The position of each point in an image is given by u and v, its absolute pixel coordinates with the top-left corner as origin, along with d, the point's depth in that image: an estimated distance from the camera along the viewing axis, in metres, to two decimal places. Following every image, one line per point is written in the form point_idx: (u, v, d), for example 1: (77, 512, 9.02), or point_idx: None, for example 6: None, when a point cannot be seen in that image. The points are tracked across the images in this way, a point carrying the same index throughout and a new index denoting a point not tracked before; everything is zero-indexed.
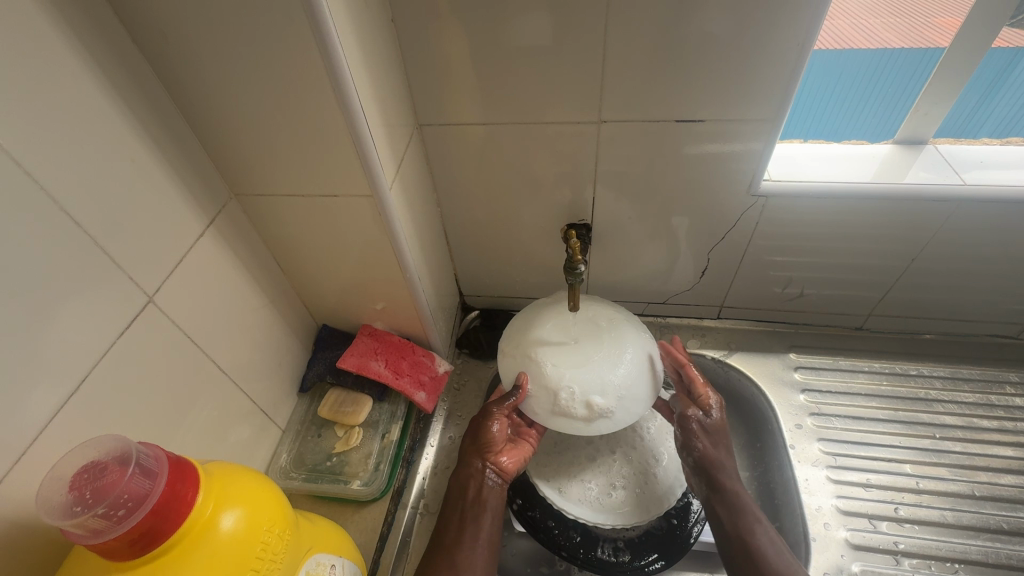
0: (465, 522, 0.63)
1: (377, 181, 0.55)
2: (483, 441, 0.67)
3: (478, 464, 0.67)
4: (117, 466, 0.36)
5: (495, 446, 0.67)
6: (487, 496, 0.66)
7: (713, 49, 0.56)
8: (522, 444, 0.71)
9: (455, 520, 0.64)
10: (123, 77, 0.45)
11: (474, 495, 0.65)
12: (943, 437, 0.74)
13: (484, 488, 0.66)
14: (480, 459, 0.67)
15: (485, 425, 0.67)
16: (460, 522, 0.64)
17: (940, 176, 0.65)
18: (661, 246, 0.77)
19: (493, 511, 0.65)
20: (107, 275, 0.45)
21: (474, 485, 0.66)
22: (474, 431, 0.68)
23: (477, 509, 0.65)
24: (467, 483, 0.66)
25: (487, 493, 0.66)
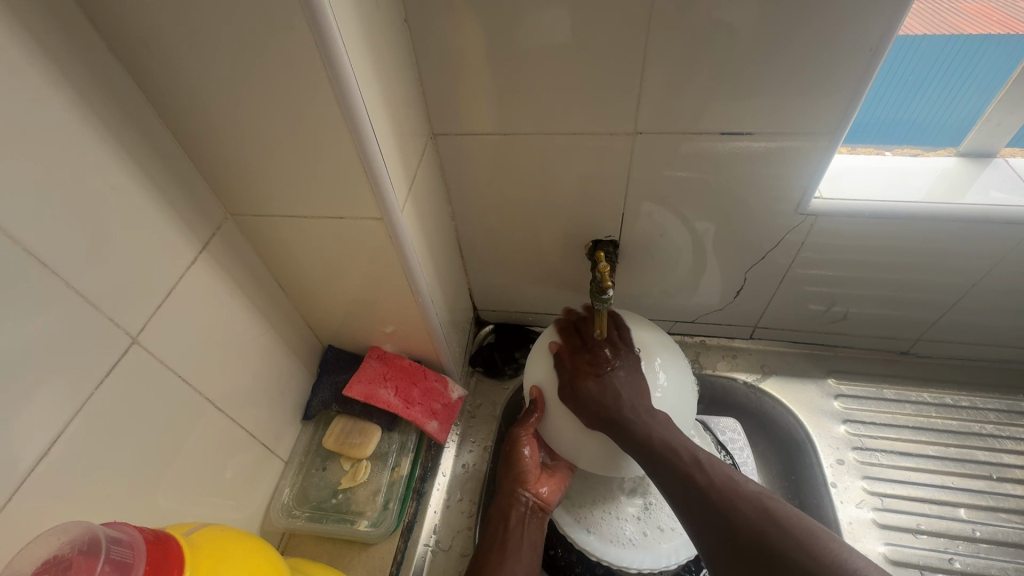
0: (505, 551, 0.60)
1: (387, 202, 0.49)
2: (519, 469, 0.64)
3: (518, 496, 0.64)
4: (84, 561, 0.31)
5: (530, 475, 0.65)
6: (527, 528, 0.63)
7: (766, 53, 0.49)
8: (560, 470, 0.67)
9: (496, 546, 0.61)
10: (98, 93, 0.39)
11: (514, 525, 0.63)
12: (1001, 478, 0.69)
13: (525, 520, 0.63)
14: (519, 491, 0.64)
15: (515, 452, 0.65)
16: (499, 549, 0.60)
17: (1015, 196, 0.58)
18: (694, 264, 0.71)
19: (531, 544, 0.62)
20: (81, 316, 0.40)
21: (515, 516, 0.63)
22: (506, 461, 0.66)
23: (517, 539, 0.62)
24: (503, 516, 0.63)
25: (527, 525, 0.63)
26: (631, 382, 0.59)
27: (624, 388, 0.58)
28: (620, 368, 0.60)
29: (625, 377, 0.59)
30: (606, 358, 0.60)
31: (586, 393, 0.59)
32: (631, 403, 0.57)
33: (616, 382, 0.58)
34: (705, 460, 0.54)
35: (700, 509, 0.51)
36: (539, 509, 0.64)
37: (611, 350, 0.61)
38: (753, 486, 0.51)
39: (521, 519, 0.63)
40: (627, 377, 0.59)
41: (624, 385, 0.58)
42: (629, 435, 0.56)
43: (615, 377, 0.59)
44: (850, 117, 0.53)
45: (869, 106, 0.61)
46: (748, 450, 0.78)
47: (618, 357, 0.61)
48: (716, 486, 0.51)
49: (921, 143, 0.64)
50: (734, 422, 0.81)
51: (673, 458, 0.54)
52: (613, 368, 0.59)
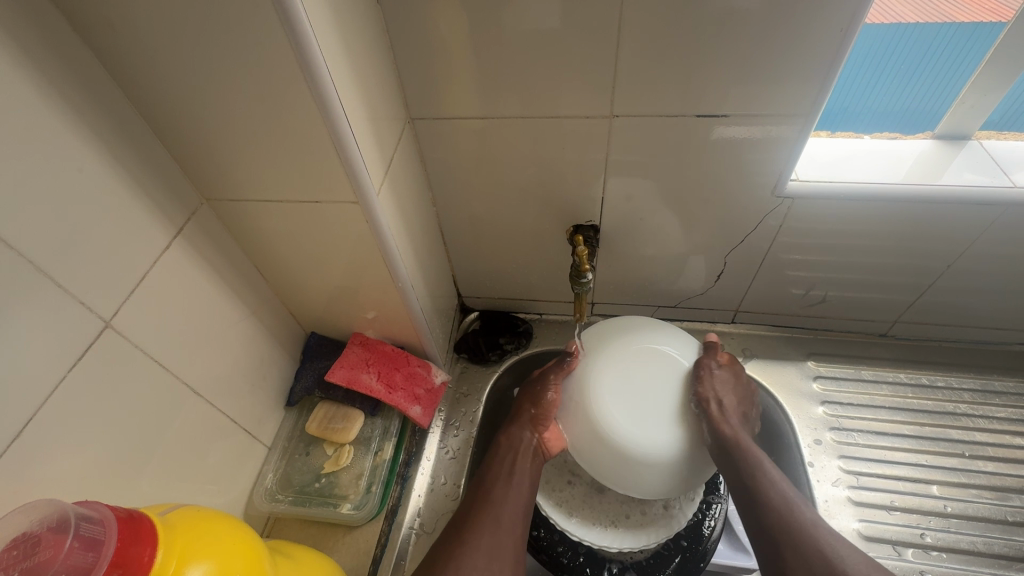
0: (499, 480, 0.63)
1: (363, 187, 0.49)
2: (540, 411, 0.67)
3: (525, 436, 0.67)
4: (54, 537, 0.31)
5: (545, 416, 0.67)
6: (534, 465, 0.66)
7: (740, 36, 0.49)
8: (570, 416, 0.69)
9: (503, 480, 0.63)
10: (65, 74, 0.39)
11: (523, 462, 0.65)
12: (973, 456, 0.71)
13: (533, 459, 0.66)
14: (532, 430, 0.67)
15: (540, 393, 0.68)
16: (505, 484, 0.63)
17: (987, 178, 0.59)
18: (674, 248, 0.72)
19: (533, 481, 0.65)
20: (51, 300, 0.40)
21: (525, 453, 0.66)
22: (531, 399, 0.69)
23: (524, 475, 0.65)
24: (513, 451, 0.66)
25: (534, 462, 0.66)
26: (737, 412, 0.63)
27: (734, 417, 0.62)
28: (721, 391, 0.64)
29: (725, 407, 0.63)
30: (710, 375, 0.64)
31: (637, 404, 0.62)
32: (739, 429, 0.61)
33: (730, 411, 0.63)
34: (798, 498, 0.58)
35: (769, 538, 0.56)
36: (545, 451, 0.67)
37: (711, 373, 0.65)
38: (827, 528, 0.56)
39: (529, 458, 0.66)
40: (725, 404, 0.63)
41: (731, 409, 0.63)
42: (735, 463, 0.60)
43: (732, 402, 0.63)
44: (824, 98, 0.53)
45: (846, 90, 0.61)
46: None
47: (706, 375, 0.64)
48: (801, 520, 0.56)
49: (897, 127, 0.65)
50: None
51: (777, 490, 0.58)
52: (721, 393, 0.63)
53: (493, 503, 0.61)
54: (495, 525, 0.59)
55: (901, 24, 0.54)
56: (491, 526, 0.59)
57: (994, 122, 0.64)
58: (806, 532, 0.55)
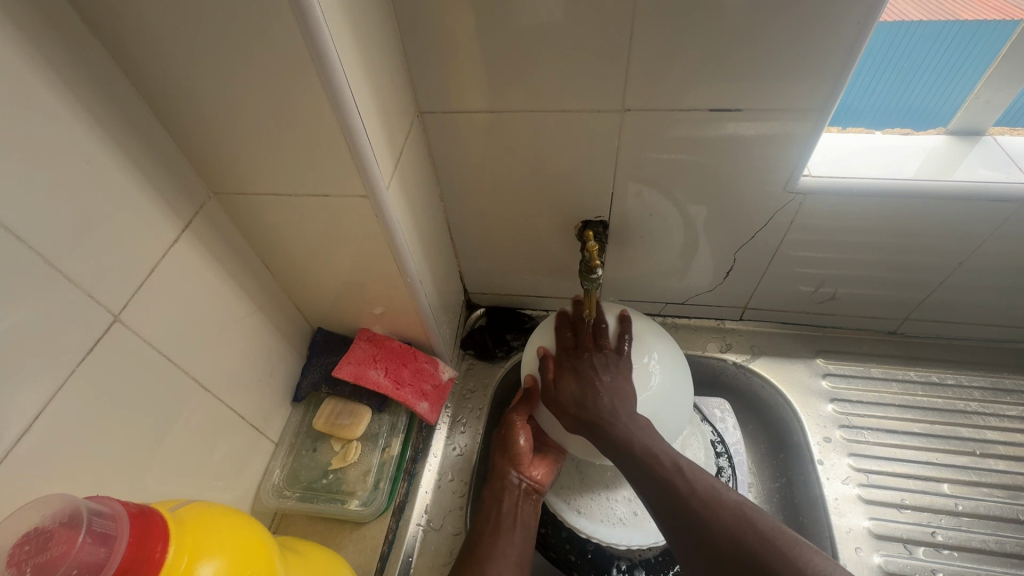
0: (498, 531, 0.60)
1: (373, 181, 0.49)
2: (514, 452, 0.65)
3: (512, 478, 0.64)
4: (66, 532, 0.31)
5: (525, 459, 0.65)
6: (521, 508, 0.63)
7: (755, 30, 0.49)
8: (553, 453, 0.67)
9: (489, 529, 0.60)
10: (74, 66, 0.38)
11: (510, 507, 0.63)
12: (984, 454, 0.70)
13: (519, 502, 0.63)
14: (512, 472, 0.65)
15: (512, 434, 0.65)
16: (492, 533, 0.60)
17: (1002, 173, 0.58)
18: (683, 245, 0.72)
19: (524, 526, 0.62)
20: (61, 295, 0.40)
21: (509, 498, 0.63)
22: (500, 441, 0.66)
23: (511, 521, 0.61)
24: (500, 494, 0.63)
25: (520, 506, 0.63)
26: (614, 385, 0.58)
27: (602, 391, 0.58)
28: (605, 372, 0.59)
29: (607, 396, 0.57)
30: (590, 362, 0.60)
31: (566, 395, 0.59)
32: (611, 406, 0.57)
33: (600, 385, 0.58)
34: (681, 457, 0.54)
35: (684, 520, 0.50)
36: (532, 493, 0.65)
37: (597, 354, 0.60)
38: (736, 496, 0.51)
39: (515, 502, 0.63)
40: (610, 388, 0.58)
41: (601, 390, 0.58)
42: (608, 439, 0.56)
43: (597, 380, 0.58)
44: (838, 93, 0.53)
45: (857, 87, 0.60)
46: (737, 430, 0.77)
47: (606, 362, 0.60)
48: (696, 495, 0.51)
49: (908, 123, 0.64)
50: (724, 402, 0.80)
51: (652, 464, 0.53)
52: (594, 380, 0.59)
53: (482, 557, 0.58)
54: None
55: (908, 24, 0.54)
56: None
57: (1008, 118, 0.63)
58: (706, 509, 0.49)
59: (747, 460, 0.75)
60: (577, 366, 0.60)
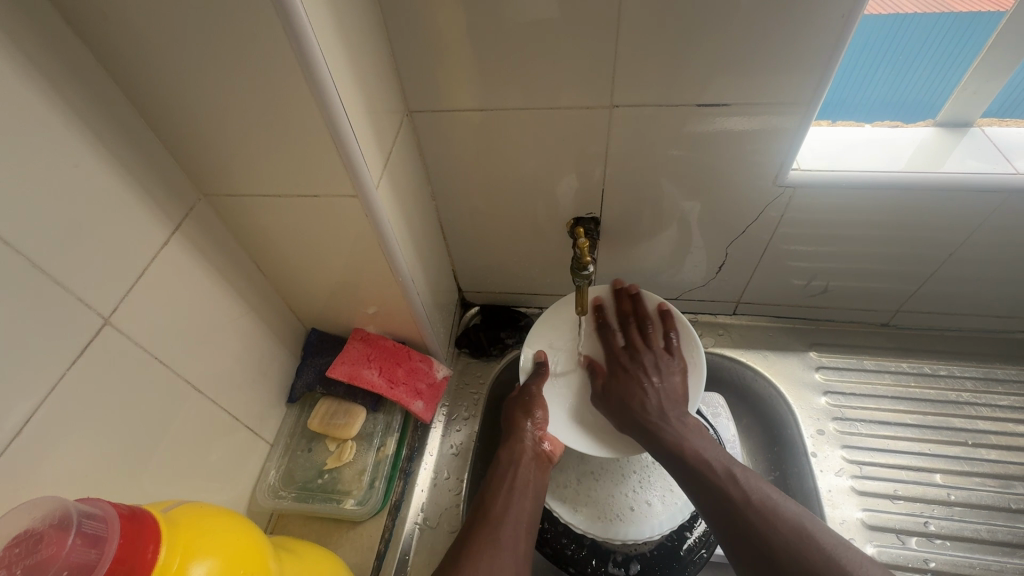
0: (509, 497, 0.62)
1: (362, 180, 0.49)
2: (523, 414, 0.68)
3: (527, 444, 0.66)
4: (56, 534, 0.31)
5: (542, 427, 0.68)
6: (531, 470, 0.65)
7: (740, 27, 0.49)
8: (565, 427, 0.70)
9: (500, 493, 0.63)
10: (58, 68, 0.38)
11: (520, 469, 0.65)
12: (976, 444, 0.70)
13: (528, 464, 0.66)
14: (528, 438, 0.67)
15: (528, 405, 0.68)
16: (504, 494, 0.63)
17: (989, 164, 0.58)
18: (674, 240, 0.72)
19: (534, 494, 0.64)
20: (50, 298, 0.39)
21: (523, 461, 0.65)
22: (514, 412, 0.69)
23: (522, 483, 0.64)
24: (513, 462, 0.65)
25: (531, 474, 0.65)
26: (664, 388, 0.66)
27: (652, 407, 0.64)
28: (655, 375, 0.66)
29: (654, 388, 0.65)
30: (642, 363, 0.67)
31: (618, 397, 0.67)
32: (659, 409, 0.64)
33: (650, 389, 0.66)
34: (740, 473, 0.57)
35: (734, 528, 0.53)
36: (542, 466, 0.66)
37: (650, 356, 0.68)
38: (792, 507, 0.53)
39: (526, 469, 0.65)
40: (653, 385, 0.66)
41: (654, 392, 0.65)
42: (658, 441, 0.62)
43: (647, 383, 0.66)
44: (825, 87, 0.53)
45: (850, 79, 0.61)
46: (731, 424, 0.78)
47: (656, 365, 0.67)
48: (751, 505, 0.53)
49: (898, 116, 0.64)
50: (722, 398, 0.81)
51: (705, 470, 0.58)
52: (644, 382, 0.66)
53: (493, 522, 0.60)
54: (496, 546, 0.57)
55: (907, 16, 0.54)
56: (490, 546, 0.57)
57: (995, 110, 0.64)
58: (762, 512, 0.53)
59: (740, 453, 0.76)
60: (629, 369, 0.68)
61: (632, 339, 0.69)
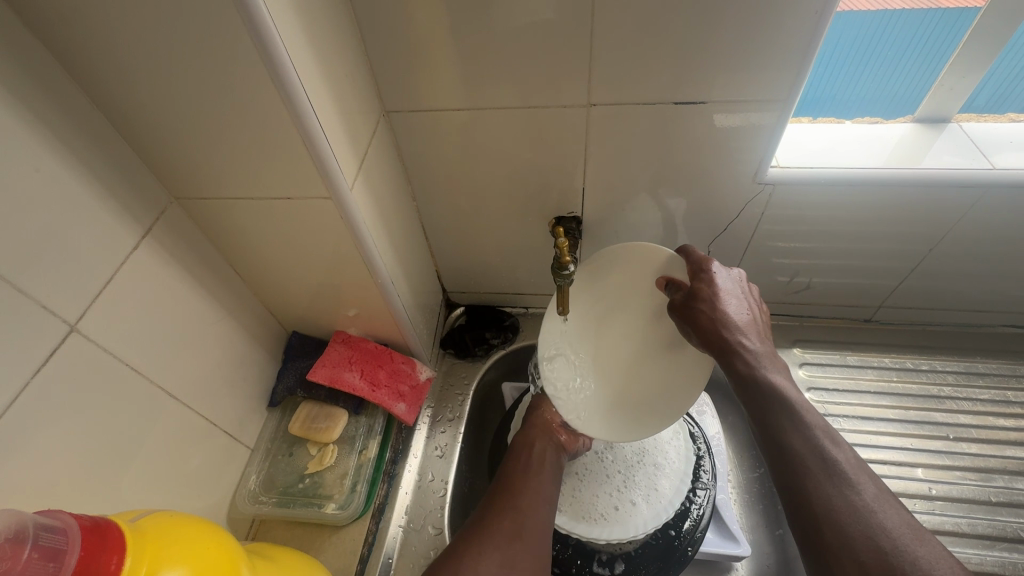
0: (530, 476, 0.62)
1: (335, 182, 0.48)
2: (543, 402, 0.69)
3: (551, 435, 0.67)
4: (11, 548, 0.30)
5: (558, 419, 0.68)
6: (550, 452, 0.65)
7: (714, 25, 0.49)
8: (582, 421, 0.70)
9: (520, 476, 0.62)
10: (17, 70, 0.37)
11: (539, 452, 0.65)
12: (957, 438, 0.71)
13: (547, 446, 0.66)
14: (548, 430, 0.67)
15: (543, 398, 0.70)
16: (523, 475, 0.62)
17: (966, 160, 0.58)
18: (657, 238, 0.72)
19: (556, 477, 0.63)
20: (12, 306, 0.39)
21: (539, 450, 0.65)
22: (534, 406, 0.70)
23: (542, 463, 0.64)
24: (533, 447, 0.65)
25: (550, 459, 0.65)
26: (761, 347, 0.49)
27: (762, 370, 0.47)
28: (740, 331, 0.49)
29: (757, 342, 0.49)
30: (710, 312, 0.50)
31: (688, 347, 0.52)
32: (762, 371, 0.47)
33: (738, 344, 0.49)
34: (841, 458, 0.42)
35: (815, 538, 0.40)
36: (560, 448, 0.66)
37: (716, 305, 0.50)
38: (890, 513, 0.40)
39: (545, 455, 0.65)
40: (754, 339, 0.49)
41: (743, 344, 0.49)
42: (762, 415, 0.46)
43: (728, 339, 0.49)
44: (801, 84, 0.53)
45: (830, 77, 0.61)
46: (715, 421, 0.78)
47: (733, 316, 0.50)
48: (833, 520, 0.40)
49: (880, 112, 0.64)
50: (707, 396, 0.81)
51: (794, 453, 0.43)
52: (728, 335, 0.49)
53: (514, 501, 0.60)
54: (518, 524, 0.57)
55: (888, 11, 0.54)
56: (512, 526, 0.57)
57: (979, 104, 0.63)
58: (847, 514, 0.40)
59: (725, 451, 0.76)
60: (693, 318, 0.51)
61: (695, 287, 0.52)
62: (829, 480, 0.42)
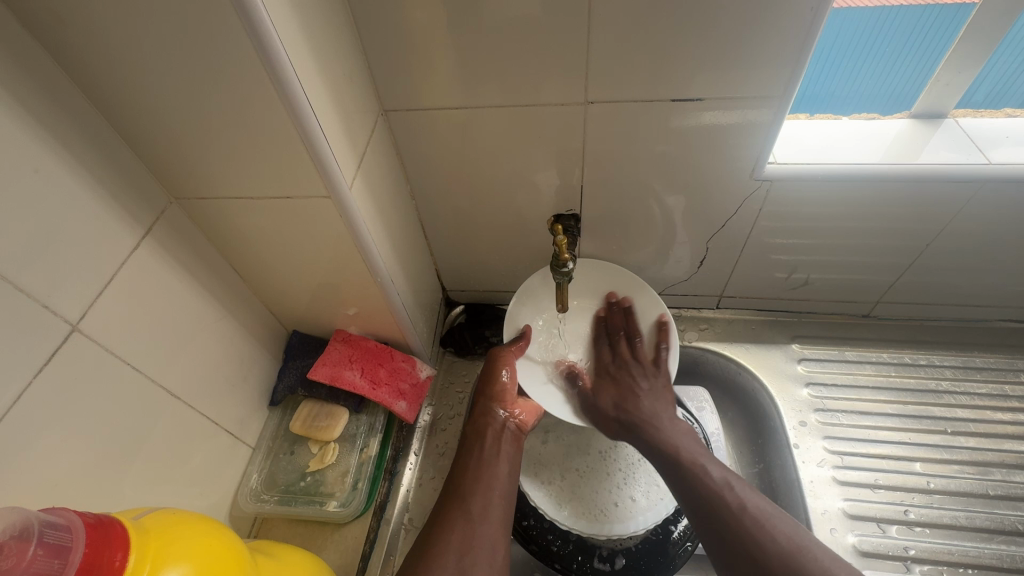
0: (483, 461, 0.64)
1: (333, 180, 0.49)
2: (496, 388, 0.69)
3: (496, 415, 0.68)
4: (17, 546, 0.31)
5: (508, 397, 0.69)
6: (504, 444, 0.66)
7: (710, 22, 0.49)
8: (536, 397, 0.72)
9: (472, 462, 0.64)
10: (15, 70, 0.38)
11: (491, 442, 0.66)
12: (955, 432, 0.71)
13: (500, 438, 0.67)
14: (495, 407, 0.69)
15: (496, 373, 0.70)
16: (475, 465, 0.63)
17: (962, 155, 0.59)
18: (655, 235, 0.72)
19: (509, 459, 0.65)
20: (13, 306, 0.39)
21: (491, 432, 0.67)
22: (484, 381, 0.70)
23: (494, 455, 0.65)
24: (484, 430, 0.67)
25: (503, 440, 0.67)
26: (652, 391, 0.69)
27: (661, 410, 0.67)
28: (644, 382, 0.70)
29: (649, 387, 0.70)
30: (634, 372, 0.71)
31: (603, 401, 0.71)
32: (652, 409, 0.67)
33: (638, 394, 0.69)
34: (733, 479, 0.57)
35: (716, 521, 0.54)
36: (514, 432, 0.68)
37: (641, 368, 0.72)
38: (790, 526, 0.52)
39: (498, 437, 0.67)
40: (654, 390, 0.69)
41: (642, 395, 0.69)
42: (650, 442, 0.65)
43: (638, 389, 0.69)
44: (798, 80, 0.53)
45: (825, 73, 0.62)
46: (715, 417, 0.78)
47: (645, 373, 0.71)
48: (741, 506, 0.54)
49: (875, 107, 0.65)
50: (705, 391, 0.81)
51: (699, 466, 0.59)
52: (636, 391, 0.69)
53: (463, 493, 0.60)
54: (468, 517, 0.58)
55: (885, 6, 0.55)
56: (462, 518, 0.58)
57: (977, 100, 0.64)
58: (750, 514, 0.53)
59: (724, 445, 0.76)
60: (618, 376, 0.72)
61: (625, 351, 0.73)
62: (754, 527, 0.52)
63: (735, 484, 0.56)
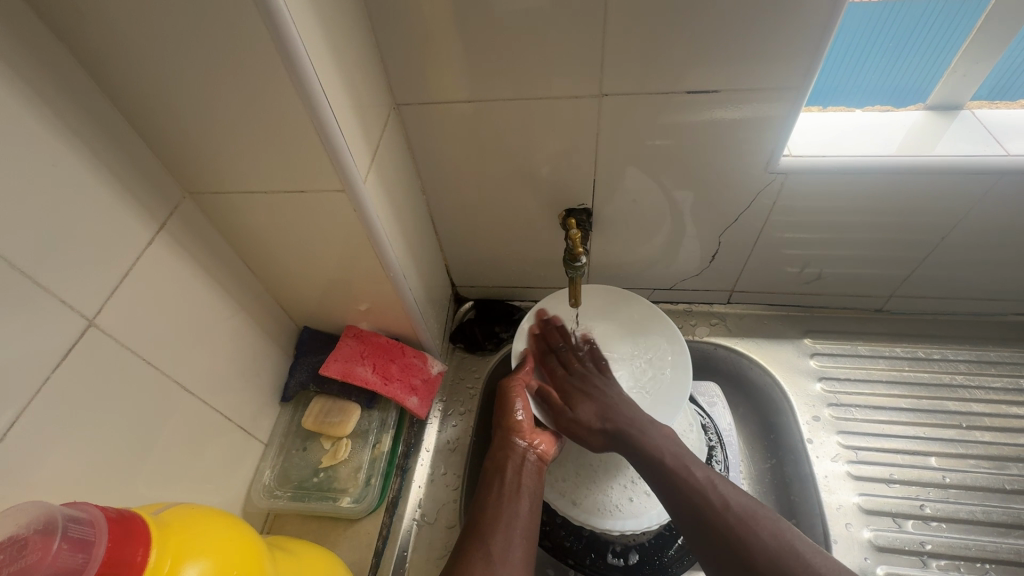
0: (503, 498, 0.60)
1: (349, 175, 0.48)
2: (513, 421, 0.67)
3: (517, 447, 0.65)
4: (41, 539, 0.30)
5: (528, 428, 0.67)
6: (525, 477, 0.63)
7: (728, 13, 0.48)
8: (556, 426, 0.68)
9: (493, 501, 0.60)
10: (31, 63, 0.37)
11: (512, 476, 0.63)
12: (971, 426, 0.71)
13: (521, 469, 0.64)
14: (515, 440, 0.66)
15: (509, 404, 0.67)
16: (496, 503, 0.60)
17: (979, 147, 0.58)
18: (667, 230, 0.72)
19: (531, 494, 0.62)
20: (31, 300, 0.39)
21: (511, 466, 0.63)
22: (501, 413, 0.68)
23: (515, 490, 0.61)
24: (503, 466, 0.63)
25: (524, 475, 0.63)
26: (623, 399, 0.66)
27: (634, 415, 0.64)
28: (612, 389, 0.67)
29: (622, 392, 0.66)
30: (594, 380, 0.68)
31: (583, 417, 0.66)
32: (630, 414, 0.64)
33: (613, 401, 0.65)
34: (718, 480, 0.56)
35: (716, 534, 0.52)
36: (537, 462, 0.65)
37: (595, 374, 0.69)
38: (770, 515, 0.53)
39: (518, 471, 0.63)
40: (624, 396, 0.66)
41: (618, 400, 0.65)
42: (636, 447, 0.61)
43: (610, 397, 0.66)
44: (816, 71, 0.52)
45: (836, 67, 0.61)
46: (727, 412, 0.78)
47: (606, 380, 0.68)
48: (731, 508, 0.53)
49: (887, 100, 0.64)
50: (717, 387, 0.80)
51: (683, 475, 0.57)
52: (611, 399, 0.66)
53: (484, 534, 0.57)
54: (489, 559, 0.55)
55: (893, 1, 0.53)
56: (484, 562, 0.54)
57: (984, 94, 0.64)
58: (744, 518, 0.52)
59: (737, 442, 0.76)
60: (584, 389, 0.68)
61: (570, 362, 0.70)
62: (753, 533, 0.51)
63: (722, 485, 0.55)
